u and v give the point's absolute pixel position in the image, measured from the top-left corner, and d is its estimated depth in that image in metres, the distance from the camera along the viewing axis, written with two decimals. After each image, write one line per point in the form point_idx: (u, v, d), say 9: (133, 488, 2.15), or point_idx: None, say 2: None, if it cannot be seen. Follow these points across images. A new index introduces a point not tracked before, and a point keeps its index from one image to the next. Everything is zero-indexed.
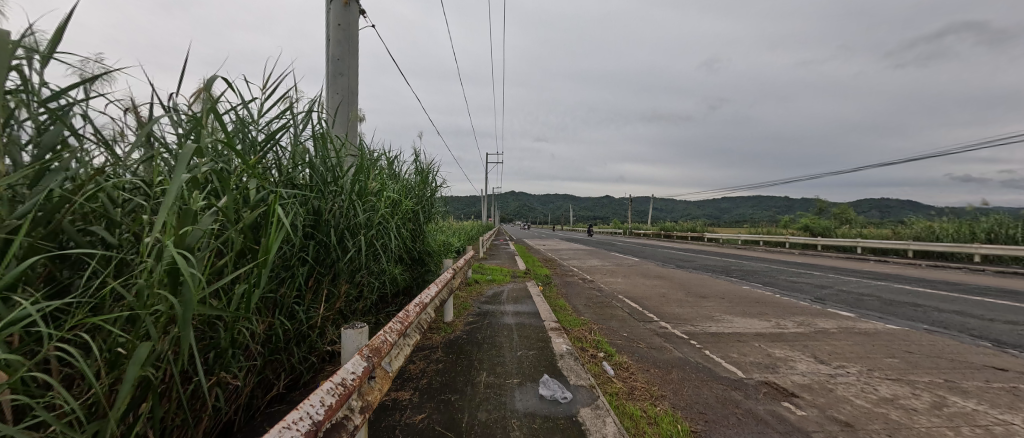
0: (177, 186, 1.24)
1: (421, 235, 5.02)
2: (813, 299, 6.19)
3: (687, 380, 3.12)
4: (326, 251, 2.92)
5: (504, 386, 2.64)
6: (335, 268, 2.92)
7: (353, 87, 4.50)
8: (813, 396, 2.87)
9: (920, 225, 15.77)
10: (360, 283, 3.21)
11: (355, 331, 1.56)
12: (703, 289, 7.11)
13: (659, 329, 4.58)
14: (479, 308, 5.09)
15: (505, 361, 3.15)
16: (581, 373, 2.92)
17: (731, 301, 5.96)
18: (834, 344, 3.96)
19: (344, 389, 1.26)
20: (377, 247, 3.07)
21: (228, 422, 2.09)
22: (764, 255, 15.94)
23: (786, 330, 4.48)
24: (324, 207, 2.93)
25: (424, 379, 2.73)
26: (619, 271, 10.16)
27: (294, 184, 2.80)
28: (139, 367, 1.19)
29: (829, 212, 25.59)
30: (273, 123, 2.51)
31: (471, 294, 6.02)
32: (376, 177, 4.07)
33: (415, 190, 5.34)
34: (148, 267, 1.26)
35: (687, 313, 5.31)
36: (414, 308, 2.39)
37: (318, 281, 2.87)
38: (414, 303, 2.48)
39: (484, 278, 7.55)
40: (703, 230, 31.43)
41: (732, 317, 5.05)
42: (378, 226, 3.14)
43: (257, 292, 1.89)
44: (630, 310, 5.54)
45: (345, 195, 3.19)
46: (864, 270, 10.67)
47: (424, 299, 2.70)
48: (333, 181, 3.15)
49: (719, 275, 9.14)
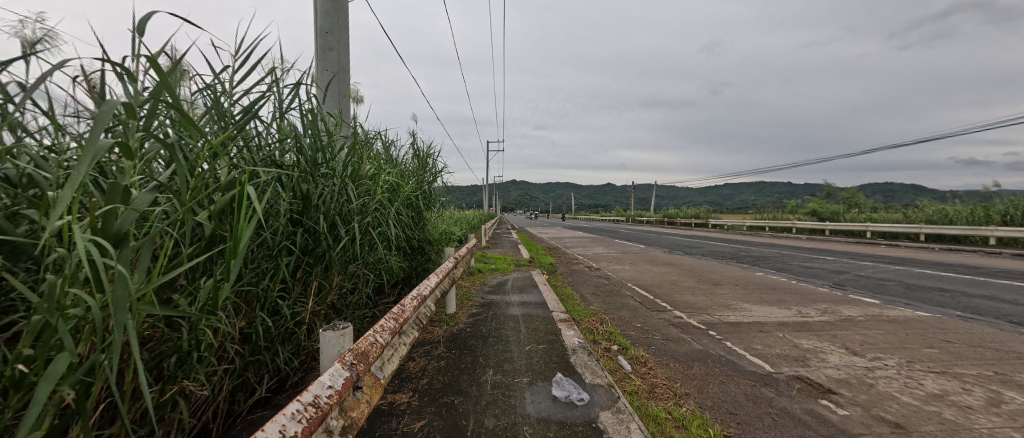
0: (90, 154, 0.95)
1: (420, 223, 4.74)
2: (832, 285, 5.91)
3: (712, 376, 2.86)
4: (314, 239, 2.64)
5: (513, 386, 2.39)
6: (325, 259, 2.64)
7: (344, 63, 4.17)
8: (853, 393, 2.60)
9: (931, 208, 15.42)
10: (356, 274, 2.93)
11: (335, 333, 1.28)
12: (715, 275, 6.84)
13: (674, 319, 4.33)
14: (482, 298, 4.83)
15: (513, 357, 2.89)
16: (597, 370, 2.66)
17: (746, 288, 5.69)
18: (864, 333, 3.70)
19: (316, 411, 0.98)
20: (378, 235, 2.79)
21: (202, 430, 1.86)
22: (772, 240, 15.66)
23: (809, 318, 4.21)
24: (313, 190, 2.65)
25: (424, 379, 2.48)
26: (624, 258, 9.90)
27: (279, 165, 2.52)
28: (48, 389, 0.92)
29: (834, 196, 25.18)
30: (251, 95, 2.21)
31: (474, 283, 5.75)
32: (372, 161, 3.76)
33: (412, 176, 5.04)
34: (60, 260, 0.98)
35: (702, 302, 5.04)
36: (411, 302, 2.11)
37: (307, 272, 2.60)
38: (411, 295, 2.19)
39: (486, 267, 7.28)
40: (707, 216, 31.09)
41: (750, 305, 4.78)
42: (379, 212, 2.85)
43: (226, 286, 1.62)
44: (642, 299, 5.28)
45: (338, 178, 2.90)
46: (876, 254, 10.39)
47: (422, 291, 2.42)
48: (325, 163, 2.87)
49: (729, 261, 8.86)
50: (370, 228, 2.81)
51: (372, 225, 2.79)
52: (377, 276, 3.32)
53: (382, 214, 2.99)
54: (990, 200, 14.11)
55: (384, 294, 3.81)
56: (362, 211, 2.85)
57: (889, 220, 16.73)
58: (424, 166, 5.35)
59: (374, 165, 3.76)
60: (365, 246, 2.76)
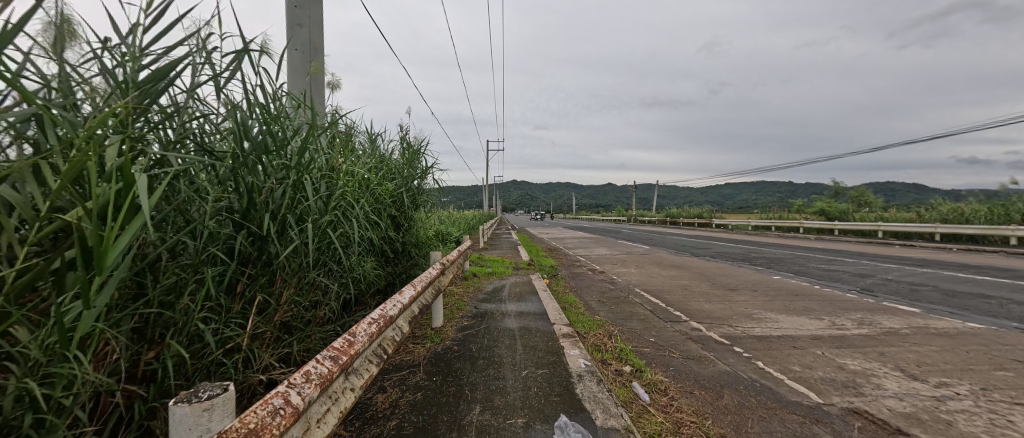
0: None
1: (404, 223, 4.23)
2: (861, 291, 5.37)
3: (749, 409, 2.35)
4: (256, 244, 2.17)
5: (504, 432, 1.88)
6: (273, 268, 2.17)
7: (317, 41, 3.65)
8: (929, 434, 2.08)
9: (946, 206, 14.84)
10: (319, 282, 2.43)
11: (192, 409, 0.77)
12: (729, 279, 6.31)
13: (692, 332, 3.80)
14: (476, 308, 4.31)
15: (505, 386, 2.38)
16: (610, 406, 2.14)
17: (767, 295, 5.16)
18: (918, 350, 3.18)
19: None
20: (344, 235, 2.30)
21: None
22: (781, 240, 15.10)
23: (848, 332, 3.68)
24: (257, 185, 2.18)
25: (393, 421, 1.97)
26: (629, 260, 9.35)
27: (211, 153, 2.04)
28: None
29: (841, 195, 24.54)
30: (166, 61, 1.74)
31: (468, 290, 5.23)
32: (343, 155, 3.30)
33: (396, 172, 4.52)
34: None
35: (721, 310, 4.52)
36: (367, 328, 1.59)
37: (249, 286, 2.12)
38: (370, 319, 1.67)
39: (483, 271, 6.76)
40: (711, 216, 30.49)
41: (775, 315, 4.26)
42: (347, 209, 2.37)
43: (84, 316, 1.14)
44: (653, 307, 4.76)
45: (292, 171, 2.43)
46: (896, 255, 9.82)
47: (388, 310, 1.89)
48: (276, 152, 2.40)
49: (741, 263, 8.33)
50: (337, 227, 2.33)
51: (339, 224, 2.30)
52: (346, 284, 2.81)
53: (351, 211, 2.51)
54: (1008, 198, 13.55)
55: (359, 306, 3.31)
56: (324, 206, 2.37)
57: (902, 219, 16.13)
58: (412, 161, 4.84)
59: (346, 160, 3.29)
60: (329, 253, 2.25)
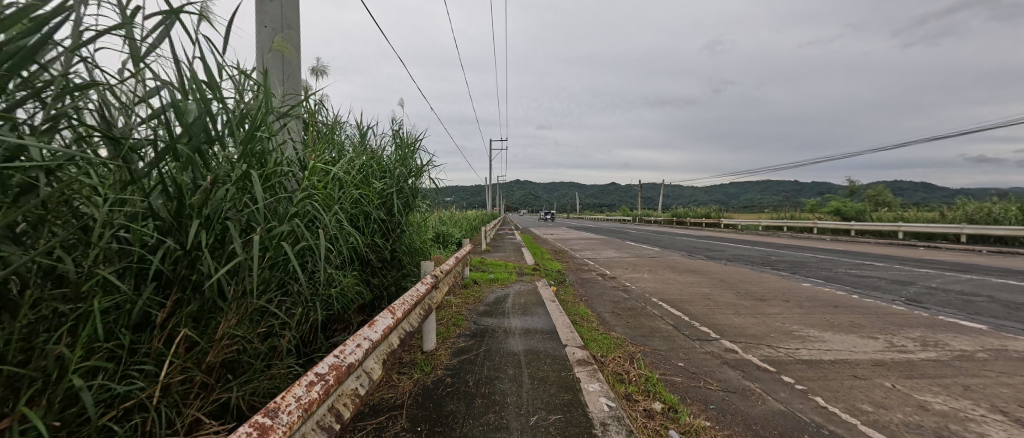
0: None
1: (394, 229, 3.71)
2: (907, 302, 4.80)
3: None
4: (181, 260, 1.65)
5: None
6: (205, 292, 1.65)
7: (292, 16, 3.12)
8: None
9: (972, 205, 14.11)
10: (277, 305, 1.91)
11: None
12: (755, 287, 5.75)
13: (727, 355, 3.25)
14: (475, 324, 3.79)
15: None
16: None
17: (803, 307, 4.60)
18: (1009, 383, 2.62)
19: None
20: (311, 246, 1.77)
21: None
22: (796, 242, 14.42)
23: (913, 356, 3.12)
24: (186, 183, 1.67)
25: None
26: (640, 264, 8.77)
27: (117, 141, 1.54)
28: None
29: (855, 193, 23.77)
30: (31, 12, 1.23)
31: (467, 300, 4.71)
32: (318, 150, 2.78)
33: (387, 169, 3.97)
34: None
35: (755, 326, 3.96)
36: (301, 396, 1.04)
37: (175, 314, 1.63)
38: (308, 378, 1.13)
39: (484, 277, 6.23)
40: (720, 216, 29.77)
41: (820, 334, 3.70)
42: (315, 210, 1.84)
43: None
44: (676, 322, 4.21)
45: (241, 166, 1.92)
46: (927, 259, 9.18)
47: (344, 355, 1.34)
48: (218, 142, 1.88)
49: (763, 268, 7.75)
50: (301, 236, 1.80)
51: (302, 229, 1.75)
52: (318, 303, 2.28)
53: (324, 211, 1.97)
54: None
55: (336, 326, 2.79)
56: (283, 205, 1.82)
57: (923, 219, 15.44)
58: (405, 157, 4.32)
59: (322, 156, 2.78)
60: (293, 271, 1.71)
